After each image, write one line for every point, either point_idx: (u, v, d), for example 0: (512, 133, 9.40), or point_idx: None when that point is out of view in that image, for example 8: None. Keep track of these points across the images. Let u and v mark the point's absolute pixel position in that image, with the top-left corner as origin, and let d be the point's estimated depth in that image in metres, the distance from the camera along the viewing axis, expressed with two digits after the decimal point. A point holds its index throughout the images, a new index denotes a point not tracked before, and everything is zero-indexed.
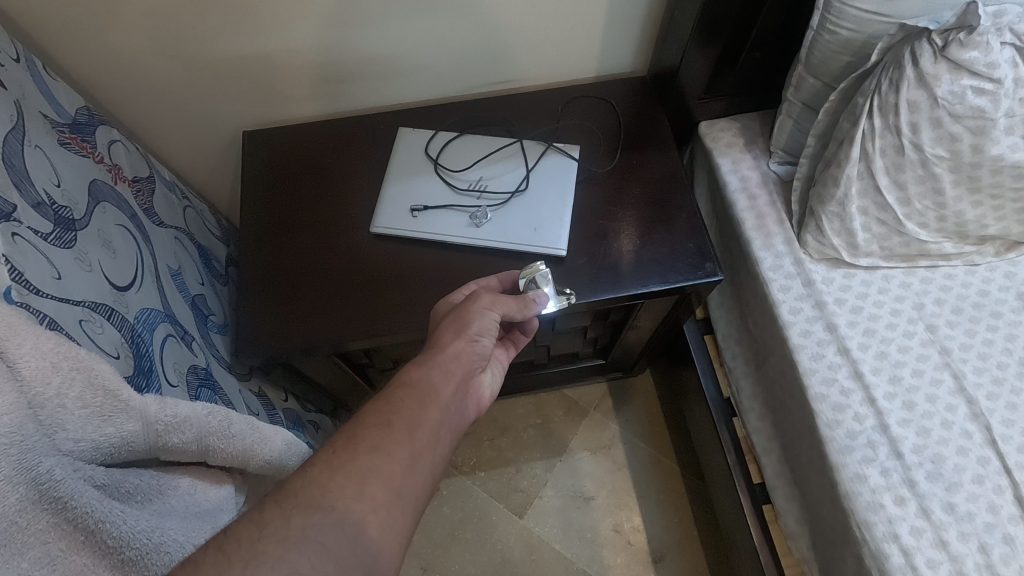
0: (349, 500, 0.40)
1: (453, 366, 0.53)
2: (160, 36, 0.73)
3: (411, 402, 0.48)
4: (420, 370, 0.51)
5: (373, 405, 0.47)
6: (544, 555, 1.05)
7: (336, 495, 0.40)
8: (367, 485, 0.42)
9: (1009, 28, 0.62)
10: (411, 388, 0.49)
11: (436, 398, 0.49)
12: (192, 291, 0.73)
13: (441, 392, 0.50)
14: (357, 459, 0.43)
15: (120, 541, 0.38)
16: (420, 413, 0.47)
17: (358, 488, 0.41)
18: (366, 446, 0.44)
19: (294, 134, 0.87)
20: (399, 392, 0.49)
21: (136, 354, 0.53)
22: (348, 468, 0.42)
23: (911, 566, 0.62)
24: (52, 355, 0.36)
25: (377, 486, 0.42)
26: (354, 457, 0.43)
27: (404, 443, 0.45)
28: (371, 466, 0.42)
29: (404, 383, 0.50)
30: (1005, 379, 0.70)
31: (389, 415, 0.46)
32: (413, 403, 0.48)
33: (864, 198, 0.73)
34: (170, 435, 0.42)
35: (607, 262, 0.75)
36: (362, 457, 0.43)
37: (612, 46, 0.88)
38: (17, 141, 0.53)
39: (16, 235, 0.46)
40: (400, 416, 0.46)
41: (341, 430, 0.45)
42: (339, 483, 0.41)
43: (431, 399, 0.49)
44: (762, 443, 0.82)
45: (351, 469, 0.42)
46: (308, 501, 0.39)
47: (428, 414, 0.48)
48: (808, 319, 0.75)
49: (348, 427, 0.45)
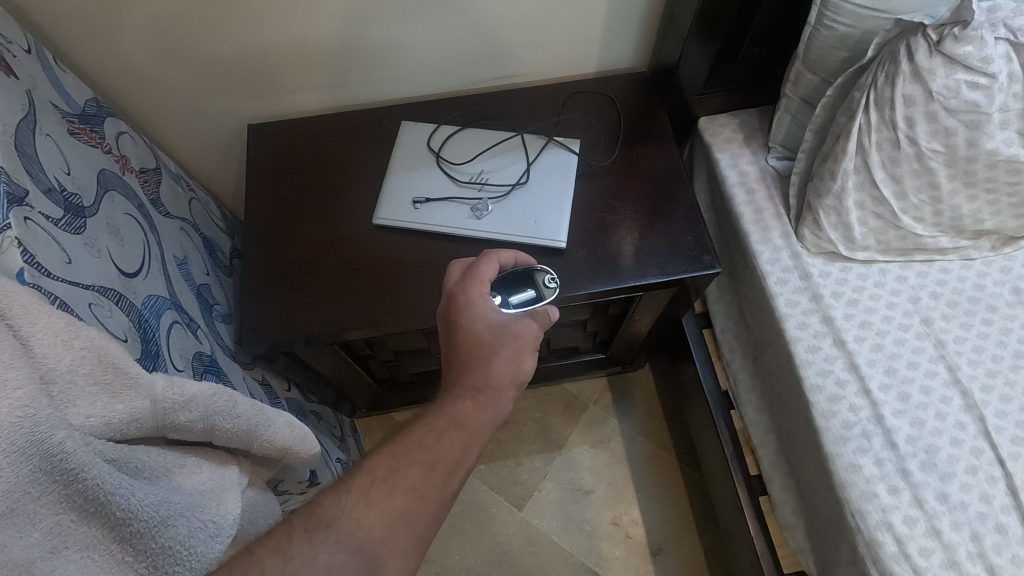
0: (375, 543, 0.43)
1: (500, 412, 0.55)
2: (168, 30, 0.74)
3: (456, 444, 0.50)
4: (472, 408, 0.53)
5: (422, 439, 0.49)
6: (543, 546, 1.06)
7: (365, 535, 0.42)
8: (395, 529, 0.44)
9: (1002, 23, 0.63)
10: (457, 427, 0.51)
11: (476, 444, 0.52)
12: (197, 281, 0.74)
13: (481, 438, 0.53)
14: (394, 499, 0.45)
15: (127, 513, 0.39)
16: (460, 460, 0.50)
17: (387, 532, 0.43)
18: (406, 486, 0.46)
19: (298, 127, 0.89)
20: (448, 430, 0.51)
21: (143, 338, 0.54)
22: (383, 507, 0.44)
23: (904, 554, 0.63)
24: (63, 333, 0.37)
25: (402, 531, 0.44)
26: (391, 495, 0.45)
27: (438, 489, 0.47)
28: (406, 510, 0.45)
29: (456, 419, 0.52)
30: (999, 371, 0.71)
31: (432, 455, 0.49)
32: (458, 446, 0.50)
33: (860, 192, 0.74)
34: (178, 412, 0.43)
35: (607, 255, 0.76)
36: (398, 499, 0.45)
37: (612, 41, 0.89)
38: (28, 129, 0.54)
39: (28, 219, 0.47)
40: (442, 459, 0.49)
41: (384, 462, 0.47)
42: (371, 523, 0.43)
43: (474, 443, 0.52)
44: (759, 435, 0.83)
45: (383, 510, 0.44)
46: (338, 537, 0.41)
47: (467, 460, 0.51)
48: (805, 312, 0.76)
49: (390, 459, 0.47)
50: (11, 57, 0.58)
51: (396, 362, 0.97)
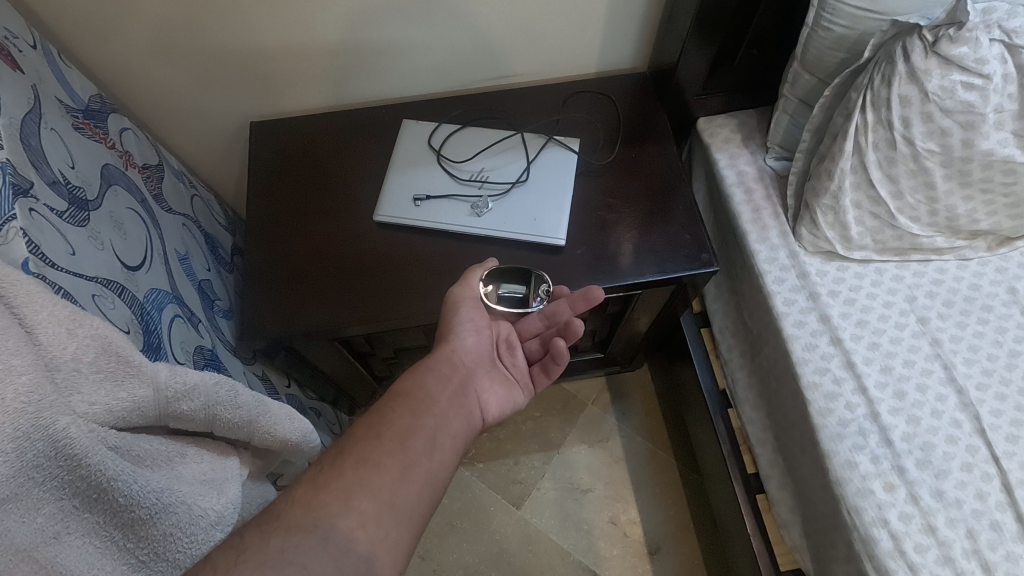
0: (333, 517, 0.43)
1: (445, 380, 0.58)
2: (171, 27, 0.75)
3: (402, 412, 0.53)
4: (414, 383, 0.57)
5: (365, 420, 0.52)
6: (541, 545, 1.07)
7: (320, 513, 0.43)
8: (354, 499, 0.45)
9: (997, 24, 0.64)
10: (402, 400, 0.54)
11: (428, 408, 0.54)
12: (199, 276, 0.75)
13: (433, 404, 0.55)
14: (345, 473, 0.46)
15: (130, 499, 0.39)
16: (410, 423, 0.52)
17: (346, 502, 0.44)
18: (355, 459, 0.47)
19: (300, 126, 0.89)
20: (389, 403, 0.54)
21: (145, 330, 0.55)
22: (335, 484, 0.45)
23: (900, 550, 0.63)
24: (67, 322, 0.37)
25: (363, 499, 0.45)
26: (341, 471, 0.46)
27: (393, 453, 0.49)
28: (360, 479, 0.46)
29: (398, 395, 0.55)
30: (995, 371, 0.72)
31: (379, 427, 0.51)
32: (404, 412, 0.53)
33: (857, 192, 0.74)
34: (179, 402, 0.43)
35: (606, 252, 0.77)
36: (348, 471, 0.46)
37: (612, 42, 0.89)
38: (34, 123, 0.55)
39: (33, 211, 0.47)
40: (390, 428, 0.51)
41: (327, 451, 0.49)
42: (325, 499, 0.44)
43: (422, 407, 0.54)
44: (756, 434, 0.83)
45: (335, 484, 0.45)
46: (290, 523, 0.42)
47: (420, 422, 0.53)
48: (802, 310, 0.77)
49: (334, 446, 0.49)
50: (18, 53, 0.58)
51: (395, 360, 0.97)
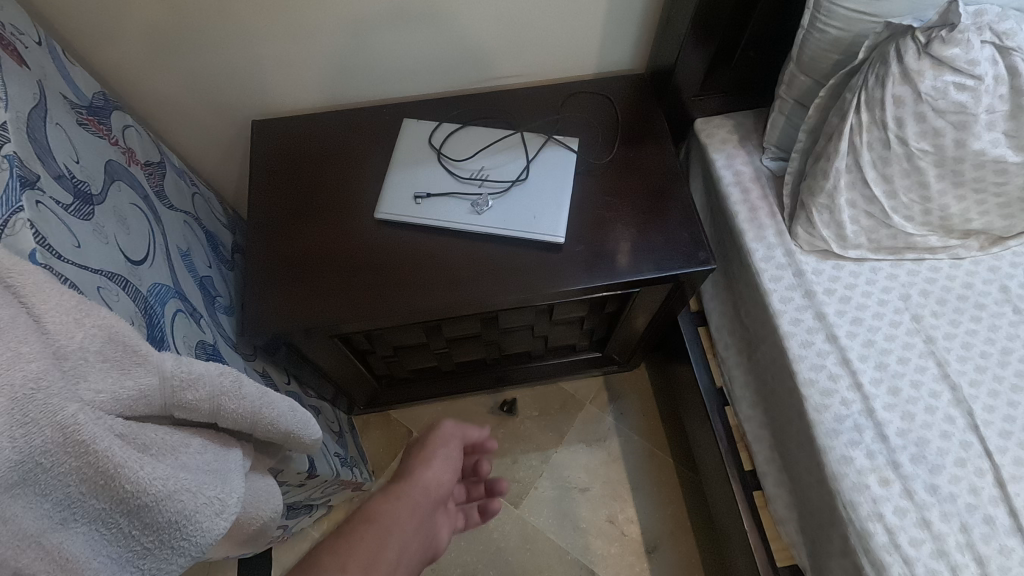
0: None
1: (410, 515, 0.63)
2: (175, 27, 0.75)
3: (367, 538, 0.59)
4: (383, 507, 0.63)
5: (331, 549, 0.57)
6: (540, 544, 1.07)
7: None
8: None
9: (988, 26, 0.65)
10: (372, 524, 0.60)
11: (393, 536, 0.60)
12: (200, 272, 0.75)
13: (395, 529, 0.61)
14: None
15: (136, 486, 0.39)
16: (375, 552, 0.57)
17: None
18: None
19: (304, 124, 0.90)
20: (359, 528, 0.60)
21: (149, 323, 0.55)
22: None
23: (894, 544, 0.64)
24: (75, 312, 0.39)
25: None
26: None
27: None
28: None
29: (367, 518, 0.61)
30: (987, 367, 0.73)
31: (345, 561, 0.56)
32: (370, 543, 0.58)
33: (852, 190, 0.75)
34: (185, 391, 0.43)
35: (604, 251, 0.78)
36: None
37: (610, 44, 0.90)
38: (40, 118, 0.55)
39: (40, 204, 0.48)
40: (353, 560, 0.56)
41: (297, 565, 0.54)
42: None
43: (388, 536, 0.60)
44: (753, 431, 0.84)
45: None
46: None
47: (384, 552, 0.58)
48: (798, 307, 0.78)
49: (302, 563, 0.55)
50: (23, 48, 0.59)
51: (395, 358, 0.99)
